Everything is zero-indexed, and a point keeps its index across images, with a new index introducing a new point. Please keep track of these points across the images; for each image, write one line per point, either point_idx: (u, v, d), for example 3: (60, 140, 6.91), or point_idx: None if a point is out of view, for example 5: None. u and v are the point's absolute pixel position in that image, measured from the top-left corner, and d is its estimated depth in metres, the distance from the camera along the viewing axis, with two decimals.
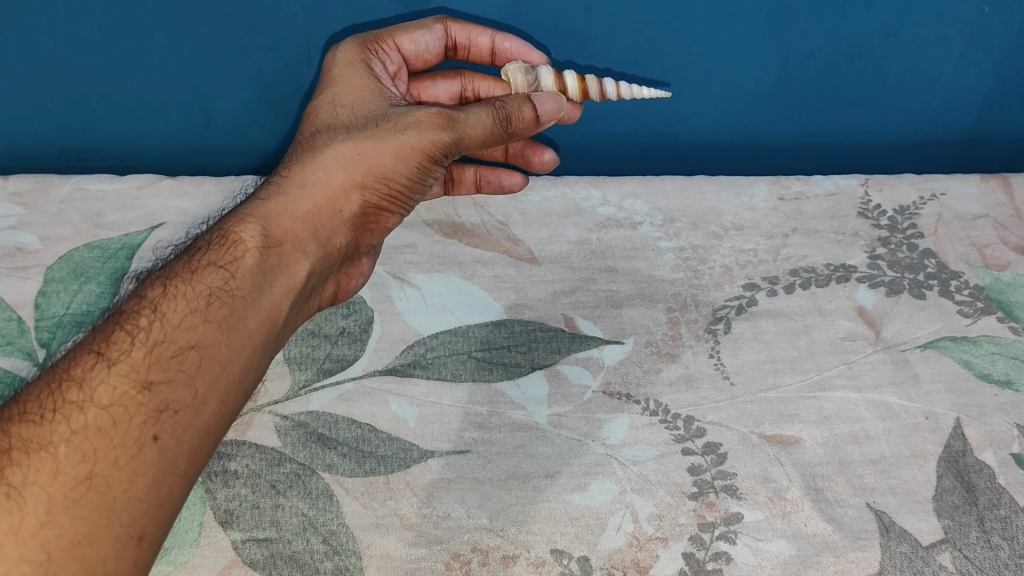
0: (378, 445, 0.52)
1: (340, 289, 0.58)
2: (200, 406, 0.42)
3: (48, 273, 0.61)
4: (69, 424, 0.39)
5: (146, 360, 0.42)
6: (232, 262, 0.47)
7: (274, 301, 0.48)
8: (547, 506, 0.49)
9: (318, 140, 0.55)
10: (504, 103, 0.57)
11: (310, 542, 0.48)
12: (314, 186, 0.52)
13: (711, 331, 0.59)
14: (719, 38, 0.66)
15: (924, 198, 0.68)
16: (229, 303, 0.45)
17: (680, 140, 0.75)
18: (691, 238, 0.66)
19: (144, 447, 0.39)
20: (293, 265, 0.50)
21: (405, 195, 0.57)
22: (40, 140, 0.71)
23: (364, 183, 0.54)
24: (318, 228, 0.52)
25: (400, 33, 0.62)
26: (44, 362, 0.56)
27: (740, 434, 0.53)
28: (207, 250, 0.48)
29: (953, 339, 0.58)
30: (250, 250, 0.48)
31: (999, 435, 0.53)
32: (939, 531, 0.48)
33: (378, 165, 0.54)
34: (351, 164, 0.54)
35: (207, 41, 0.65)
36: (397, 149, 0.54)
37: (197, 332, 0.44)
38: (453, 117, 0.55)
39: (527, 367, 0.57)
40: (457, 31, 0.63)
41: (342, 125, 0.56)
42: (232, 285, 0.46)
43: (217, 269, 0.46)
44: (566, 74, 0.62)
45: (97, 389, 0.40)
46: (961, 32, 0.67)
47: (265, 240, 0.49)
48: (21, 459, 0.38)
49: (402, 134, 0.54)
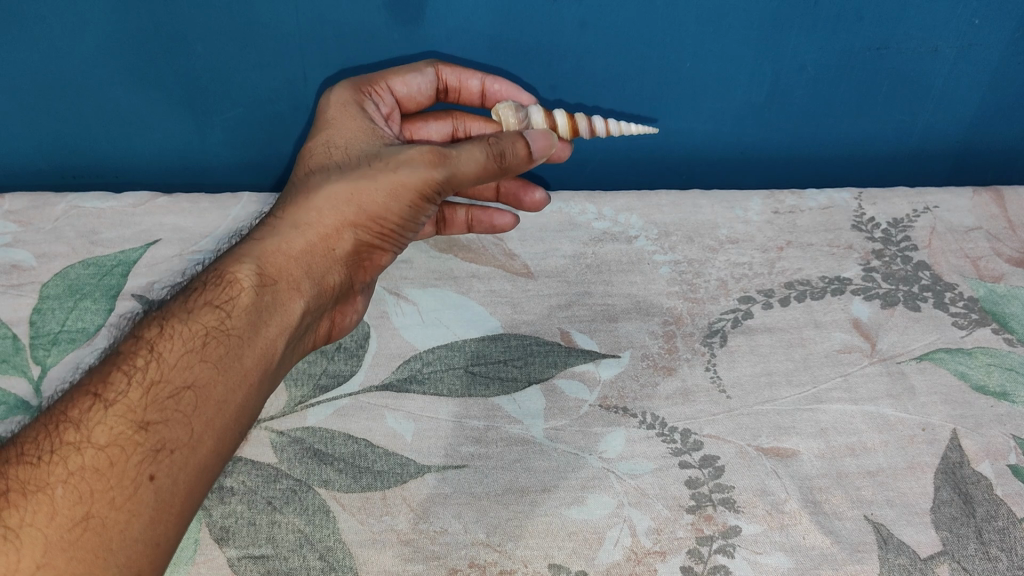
0: (374, 460, 0.52)
1: (334, 326, 0.57)
2: (195, 445, 0.42)
3: (43, 290, 0.61)
4: (67, 465, 0.39)
5: (142, 400, 0.42)
6: (227, 302, 0.47)
7: (269, 340, 0.48)
8: (544, 521, 0.49)
9: (311, 181, 0.55)
10: (498, 141, 0.56)
11: (307, 558, 0.47)
12: (307, 227, 0.52)
13: (707, 345, 0.59)
14: (712, 53, 0.67)
15: (917, 211, 0.69)
16: (226, 344, 0.45)
17: (674, 156, 0.75)
18: (687, 251, 0.66)
19: (141, 486, 0.39)
20: (288, 303, 0.50)
21: (398, 233, 0.56)
22: (36, 157, 0.72)
23: (356, 222, 0.54)
24: (311, 268, 0.52)
25: (391, 76, 0.62)
26: (39, 379, 0.56)
27: (738, 446, 0.53)
28: (204, 290, 0.48)
29: (949, 352, 0.58)
30: (245, 289, 0.48)
31: (996, 446, 0.53)
32: (938, 543, 0.48)
33: (370, 203, 0.54)
34: (343, 203, 0.53)
35: (203, 57, 0.65)
36: (388, 187, 0.54)
37: (193, 371, 0.44)
38: (445, 154, 0.54)
39: (523, 381, 0.57)
40: (448, 75, 0.64)
41: (335, 165, 0.56)
42: (228, 325, 0.46)
43: (213, 309, 0.46)
44: (555, 113, 0.62)
45: (95, 429, 0.40)
46: (951, 46, 0.67)
47: (260, 279, 0.49)
48: (19, 500, 0.38)
49: (394, 172, 0.54)
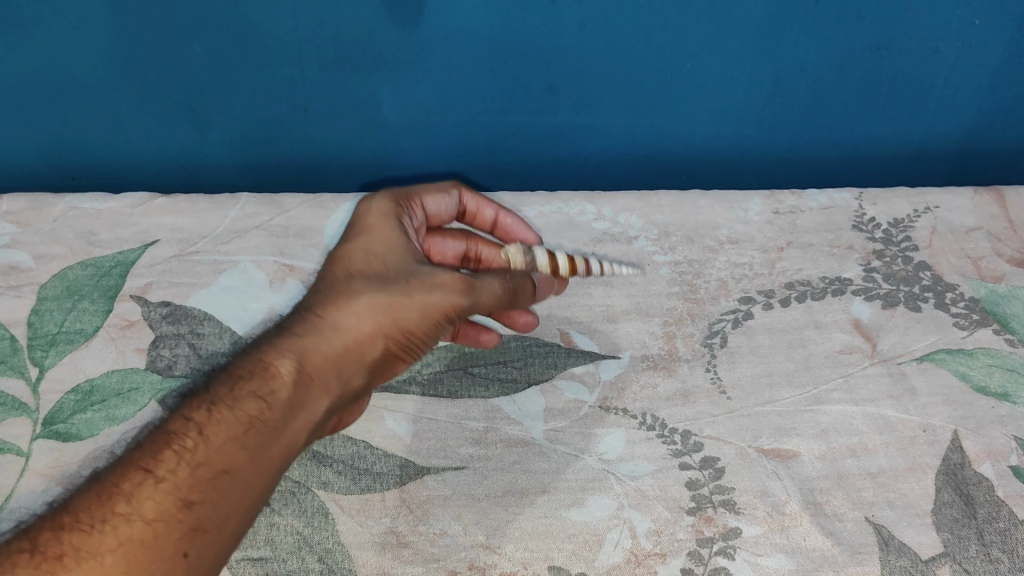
0: (373, 462, 0.52)
1: (339, 422, 0.50)
2: (225, 530, 0.39)
3: (41, 291, 0.61)
4: (116, 535, 0.36)
5: (190, 482, 0.38)
6: (269, 393, 0.42)
7: (303, 439, 0.43)
8: (544, 523, 0.49)
9: (344, 283, 0.48)
10: (514, 277, 0.55)
11: (305, 560, 0.47)
12: (341, 330, 0.46)
13: (707, 345, 0.59)
14: (712, 53, 0.67)
15: (918, 211, 0.68)
16: (275, 422, 0.41)
17: (674, 156, 0.75)
18: (687, 252, 0.66)
19: (174, 566, 0.37)
20: (320, 400, 0.44)
21: (412, 350, 0.50)
22: (34, 157, 0.71)
23: (389, 332, 0.47)
24: (342, 372, 0.45)
25: (425, 194, 0.60)
26: (37, 381, 0.55)
27: (738, 448, 0.53)
28: (242, 377, 0.42)
29: (950, 352, 0.58)
30: (285, 383, 0.42)
31: (997, 448, 0.53)
32: (939, 544, 0.48)
33: (403, 319, 0.48)
34: (381, 311, 0.47)
35: (201, 57, 0.65)
36: (421, 308, 0.49)
37: (239, 457, 0.40)
38: (473, 283, 0.51)
39: (523, 383, 0.56)
40: (469, 199, 0.63)
41: (374, 269, 0.50)
42: (273, 414, 0.41)
43: (255, 397, 0.41)
44: (560, 255, 0.60)
45: (144, 502, 0.37)
46: (953, 46, 0.67)
47: (294, 373, 0.43)
48: (67, 565, 0.35)
49: (429, 294, 0.49)
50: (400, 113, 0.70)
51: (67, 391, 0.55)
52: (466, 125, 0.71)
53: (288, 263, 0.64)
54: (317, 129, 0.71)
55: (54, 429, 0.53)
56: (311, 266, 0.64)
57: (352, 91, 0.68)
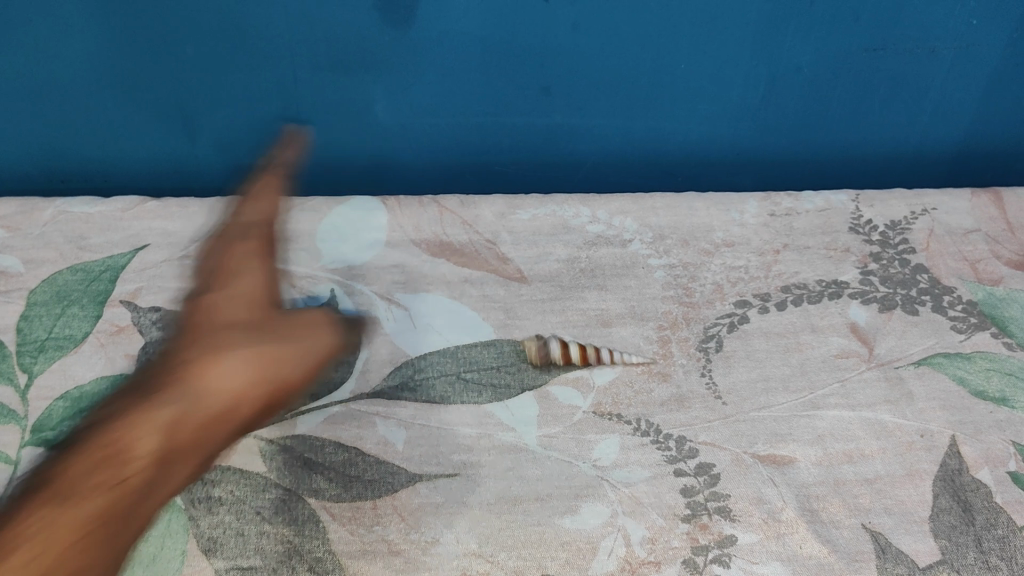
0: (365, 469, 0.51)
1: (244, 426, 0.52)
2: None
3: (30, 297, 0.60)
4: None
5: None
6: (123, 481, 0.44)
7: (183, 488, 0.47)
8: (537, 531, 0.48)
9: (215, 335, 0.51)
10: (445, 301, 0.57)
11: (296, 570, 0.47)
12: (213, 392, 0.49)
13: (703, 350, 0.58)
14: (706, 54, 0.66)
15: (915, 213, 0.68)
16: (128, 494, 0.44)
17: (669, 157, 0.74)
18: (682, 255, 0.65)
19: None
20: (177, 474, 0.47)
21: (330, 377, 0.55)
22: (24, 161, 0.71)
23: (263, 388, 0.51)
24: (211, 440, 0.48)
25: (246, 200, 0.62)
26: (25, 388, 0.55)
27: (733, 454, 0.52)
28: (113, 456, 0.44)
29: (948, 356, 0.57)
30: (142, 466, 0.44)
31: (995, 453, 0.52)
32: (936, 551, 0.47)
33: (279, 372, 0.52)
34: (258, 365, 0.51)
35: (192, 60, 0.64)
36: (284, 358, 0.52)
37: (81, 556, 0.42)
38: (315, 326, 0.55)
39: (517, 388, 0.56)
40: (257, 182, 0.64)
41: (233, 318, 0.53)
42: (120, 504, 0.44)
43: (108, 487, 0.43)
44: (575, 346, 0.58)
45: None
46: (950, 46, 0.66)
47: (156, 456, 0.45)
48: None
49: (292, 345, 0.53)
50: (392, 115, 0.69)
51: (56, 399, 0.54)
52: (459, 127, 0.70)
53: (279, 268, 0.63)
54: (309, 132, 0.70)
55: (43, 437, 0.52)
56: (303, 271, 0.63)
57: (344, 93, 0.67)
